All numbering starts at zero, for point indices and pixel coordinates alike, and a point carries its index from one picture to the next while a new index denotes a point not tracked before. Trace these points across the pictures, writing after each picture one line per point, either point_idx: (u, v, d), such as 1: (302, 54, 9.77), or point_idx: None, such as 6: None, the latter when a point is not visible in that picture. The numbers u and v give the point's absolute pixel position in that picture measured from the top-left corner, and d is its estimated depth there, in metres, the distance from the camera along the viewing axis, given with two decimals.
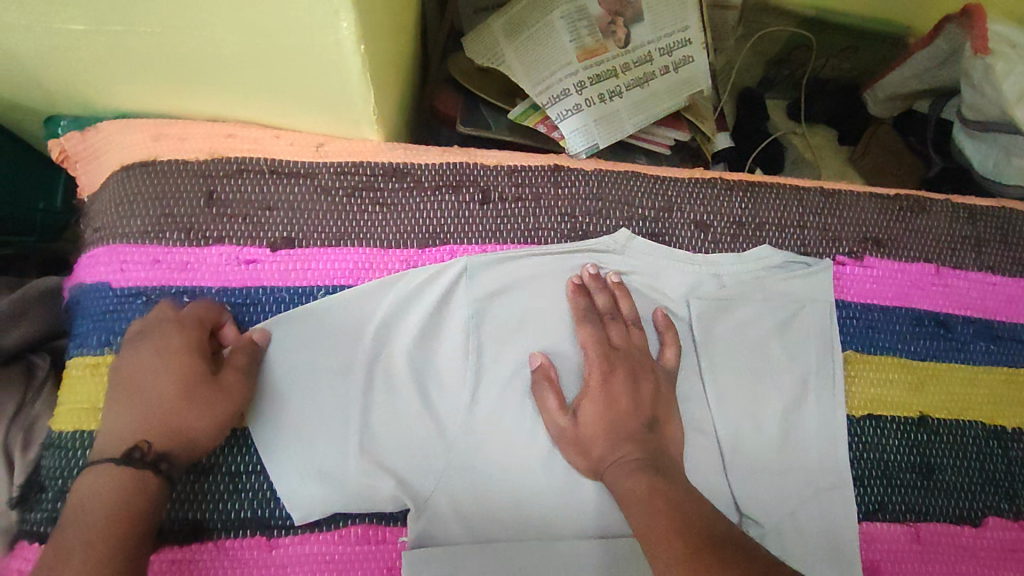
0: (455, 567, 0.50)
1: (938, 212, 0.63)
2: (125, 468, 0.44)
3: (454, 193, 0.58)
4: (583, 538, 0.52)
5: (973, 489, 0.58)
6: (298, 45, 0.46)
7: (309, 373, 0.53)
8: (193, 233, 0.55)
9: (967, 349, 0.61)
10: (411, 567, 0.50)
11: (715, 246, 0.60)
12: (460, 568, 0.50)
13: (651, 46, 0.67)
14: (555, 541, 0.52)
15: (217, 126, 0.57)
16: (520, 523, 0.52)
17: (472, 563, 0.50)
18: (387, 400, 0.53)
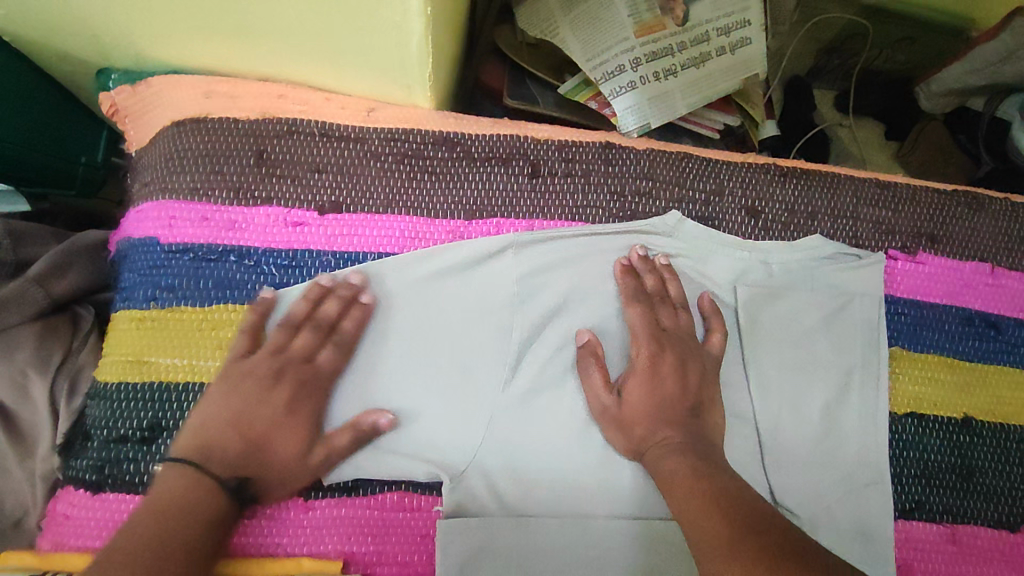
0: (488, 540, 0.50)
1: (996, 210, 0.61)
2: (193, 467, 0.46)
3: (504, 166, 0.57)
4: (617, 519, 0.52)
5: (1014, 494, 0.56)
6: (363, 9, 0.45)
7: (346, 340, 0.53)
8: (242, 192, 0.54)
9: (1015, 352, 0.60)
10: (445, 538, 0.49)
11: (765, 233, 0.59)
12: (494, 541, 0.50)
13: (708, 25, 0.65)
14: (589, 520, 0.52)
15: (269, 87, 0.57)
16: (553, 501, 0.52)
17: (505, 539, 0.50)
18: (421, 370, 0.53)
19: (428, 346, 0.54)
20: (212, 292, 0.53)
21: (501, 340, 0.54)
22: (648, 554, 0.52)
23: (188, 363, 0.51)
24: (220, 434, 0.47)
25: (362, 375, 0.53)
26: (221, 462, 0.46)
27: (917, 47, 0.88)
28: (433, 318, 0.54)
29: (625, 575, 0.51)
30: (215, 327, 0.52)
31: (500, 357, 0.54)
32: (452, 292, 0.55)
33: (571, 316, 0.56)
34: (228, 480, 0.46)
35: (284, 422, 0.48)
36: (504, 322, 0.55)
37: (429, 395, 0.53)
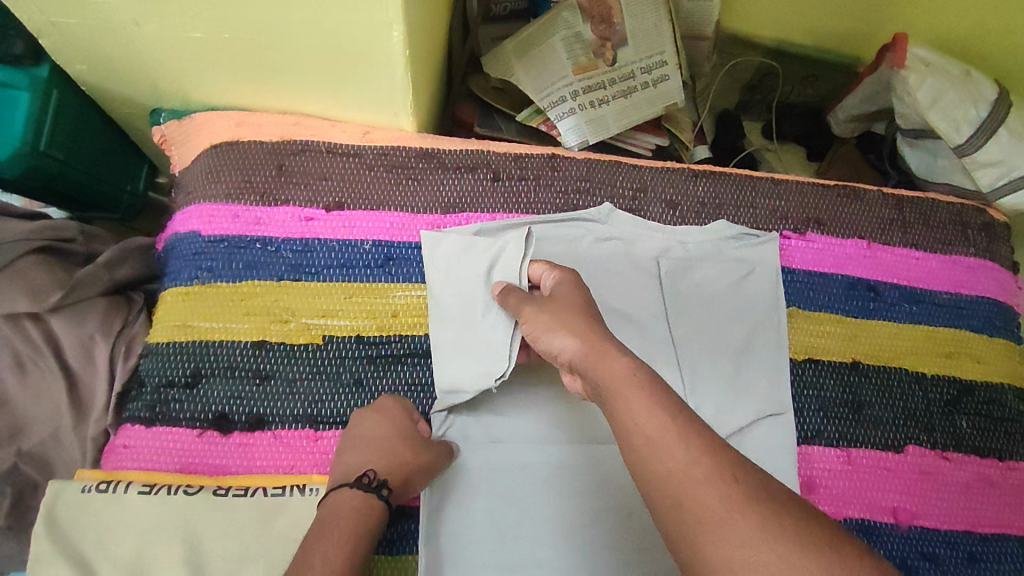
0: (467, 463, 0.63)
1: (871, 199, 0.76)
2: (358, 492, 0.55)
3: (472, 173, 0.72)
4: (566, 445, 0.64)
5: (897, 423, 0.68)
6: (358, 51, 0.62)
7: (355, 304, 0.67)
8: (266, 196, 0.70)
9: (893, 309, 0.72)
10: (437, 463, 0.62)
11: (682, 220, 0.74)
12: (470, 464, 0.63)
13: (633, 66, 0.82)
14: (549, 447, 0.64)
15: (289, 118, 0.74)
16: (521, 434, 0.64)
17: (477, 461, 0.63)
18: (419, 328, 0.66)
19: (411, 310, 0.67)
20: (242, 271, 0.67)
21: (473, 296, 0.67)
22: (595, 473, 0.64)
23: (222, 325, 0.65)
24: (384, 454, 0.58)
25: (360, 333, 0.66)
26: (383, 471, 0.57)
27: (821, 83, 1.06)
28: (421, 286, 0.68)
29: (578, 487, 0.63)
30: (244, 297, 0.66)
31: (473, 310, 0.66)
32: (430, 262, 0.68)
33: (508, 269, 0.65)
34: (379, 490, 0.56)
35: (403, 436, 0.60)
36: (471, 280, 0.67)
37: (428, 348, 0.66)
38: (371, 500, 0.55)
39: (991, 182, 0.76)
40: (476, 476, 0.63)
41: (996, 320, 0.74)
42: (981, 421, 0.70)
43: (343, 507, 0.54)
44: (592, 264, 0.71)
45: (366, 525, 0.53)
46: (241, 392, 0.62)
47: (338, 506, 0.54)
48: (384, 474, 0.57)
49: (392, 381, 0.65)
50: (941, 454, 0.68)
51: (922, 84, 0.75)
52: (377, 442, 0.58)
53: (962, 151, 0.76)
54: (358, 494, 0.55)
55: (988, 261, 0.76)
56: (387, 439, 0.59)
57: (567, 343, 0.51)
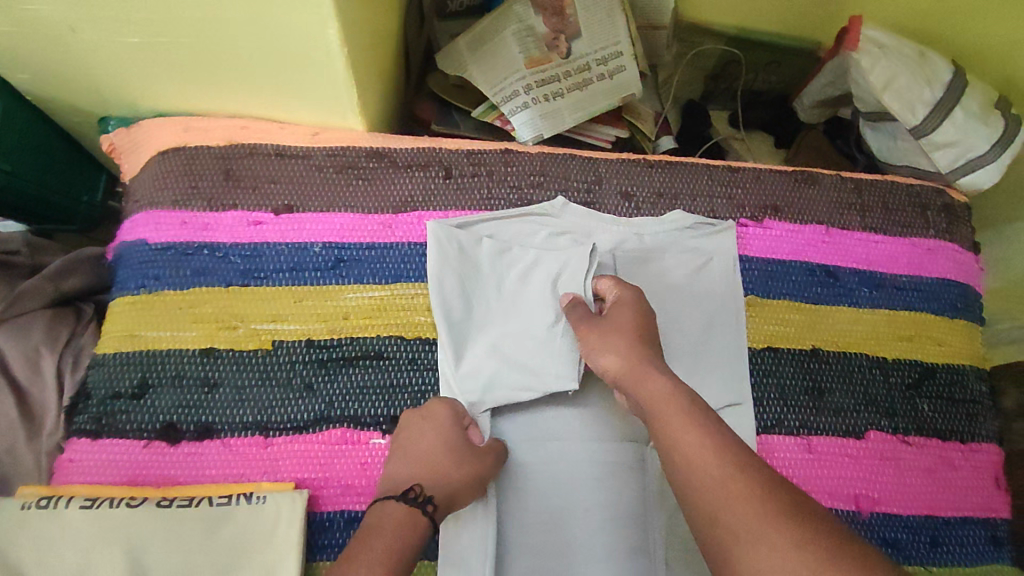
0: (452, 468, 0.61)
1: (829, 184, 0.75)
2: (405, 506, 0.54)
3: (424, 171, 0.72)
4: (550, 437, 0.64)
5: (859, 409, 0.68)
6: (297, 51, 0.61)
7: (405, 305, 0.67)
8: (213, 201, 0.69)
9: (853, 294, 0.72)
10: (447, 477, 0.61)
11: (638, 212, 0.73)
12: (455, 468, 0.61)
13: (588, 58, 0.81)
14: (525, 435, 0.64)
15: (236, 121, 0.73)
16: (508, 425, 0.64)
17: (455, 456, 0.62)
18: (474, 330, 0.66)
19: (363, 312, 0.66)
20: (190, 279, 0.66)
21: (530, 305, 0.67)
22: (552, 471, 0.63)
23: (170, 334, 0.64)
24: (427, 468, 0.57)
25: (310, 337, 0.65)
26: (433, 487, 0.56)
27: (784, 69, 1.05)
28: (473, 288, 0.68)
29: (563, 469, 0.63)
30: (191, 305, 0.65)
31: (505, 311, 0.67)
32: (480, 264, 0.69)
33: (572, 280, 0.67)
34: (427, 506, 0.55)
35: (450, 448, 0.58)
36: (530, 287, 0.68)
37: (480, 352, 0.65)
38: (418, 515, 0.54)
39: (949, 163, 0.76)
40: (505, 478, 0.62)
41: (957, 301, 0.73)
42: (943, 404, 0.69)
43: (389, 519, 0.53)
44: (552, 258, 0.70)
45: (410, 541, 0.53)
46: (189, 400, 0.62)
47: (381, 519, 0.53)
48: (432, 490, 0.56)
49: (344, 384, 0.64)
50: (903, 438, 0.67)
51: (874, 66, 0.75)
52: (423, 454, 0.58)
53: (919, 132, 0.75)
54: (406, 507, 0.54)
55: (949, 242, 0.75)
56: (437, 453, 0.58)
57: (611, 362, 0.58)
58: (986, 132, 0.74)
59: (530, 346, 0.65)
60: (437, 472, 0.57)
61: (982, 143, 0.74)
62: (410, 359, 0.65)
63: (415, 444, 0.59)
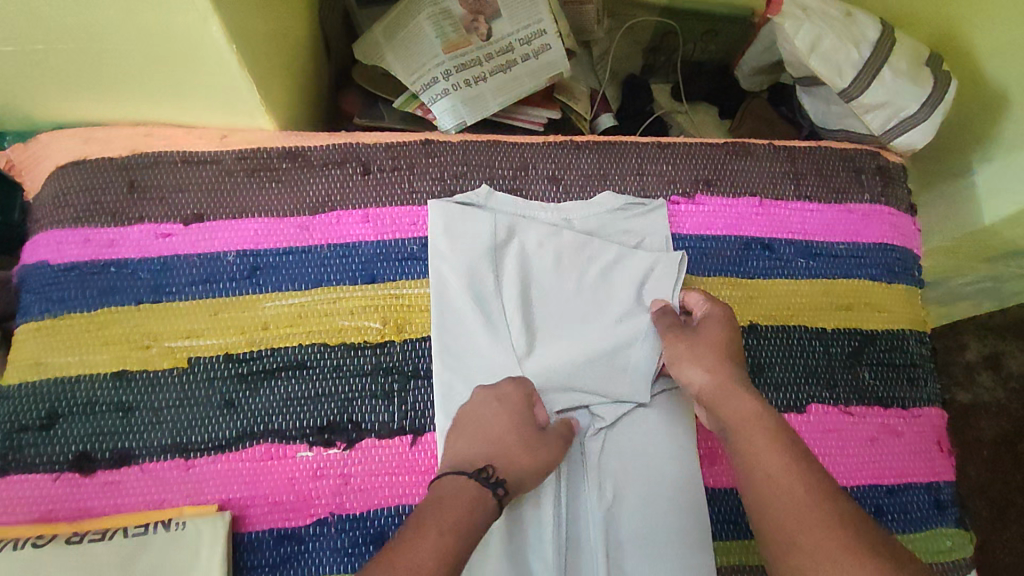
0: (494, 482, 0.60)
1: (760, 153, 0.74)
2: (474, 481, 0.53)
3: (341, 169, 0.69)
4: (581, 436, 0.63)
5: (799, 382, 0.67)
6: (190, 49, 0.57)
7: (477, 292, 0.65)
8: (118, 215, 0.65)
9: (790, 265, 0.70)
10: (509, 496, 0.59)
11: (566, 196, 0.71)
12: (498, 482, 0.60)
13: (511, 38, 0.78)
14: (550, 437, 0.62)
15: (139, 128, 0.68)
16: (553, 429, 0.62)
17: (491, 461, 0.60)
18: (548, 325, 0.65)
19: (282, 320, 0.64)
20: (96, 298, 0.63)
21: (611, 305, 0.66)
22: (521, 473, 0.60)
23: (77, 359, 0.61)
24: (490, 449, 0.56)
25: (228, 351, 0.62)
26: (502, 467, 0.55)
27: (721, 38, 1.03)
28: (545, 281, 0.67)
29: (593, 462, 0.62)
30: (99, 327, 0.62)
31: (543, 308, 0.66)
32: (550, 254, 0.67)
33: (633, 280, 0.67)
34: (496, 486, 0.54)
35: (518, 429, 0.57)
36: (610, 284, 0.67)
37: (537, 347, 0.64)
38: (487, 494, 0.53)
39: (881, 124, 0.74)
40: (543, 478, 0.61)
41: (894, 266, 0.72)
42: (884, 371, 0.68)
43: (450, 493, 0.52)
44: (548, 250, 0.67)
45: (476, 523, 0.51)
46: (102, 426, 0.59)
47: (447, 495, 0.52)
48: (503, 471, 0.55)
49: (267, 398, 0.61)
50: (844, 409, 0.66)
51: (798, 29, 0.72)
52: (491, 434, 0.57)
53: (848, 95, 0.73)
54: (481, 488, 0.53)
55: (884, 206, 0.74)
56: (505, 433, 0.57)
57: (698, 376, 0.57)
58: (915, 91, 0.72)
59: (612, 346, 0.64)
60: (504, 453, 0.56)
61: (911, 102, 0.72)
62: (335, 366, 0.63)
63: (477, 425, 0.58)
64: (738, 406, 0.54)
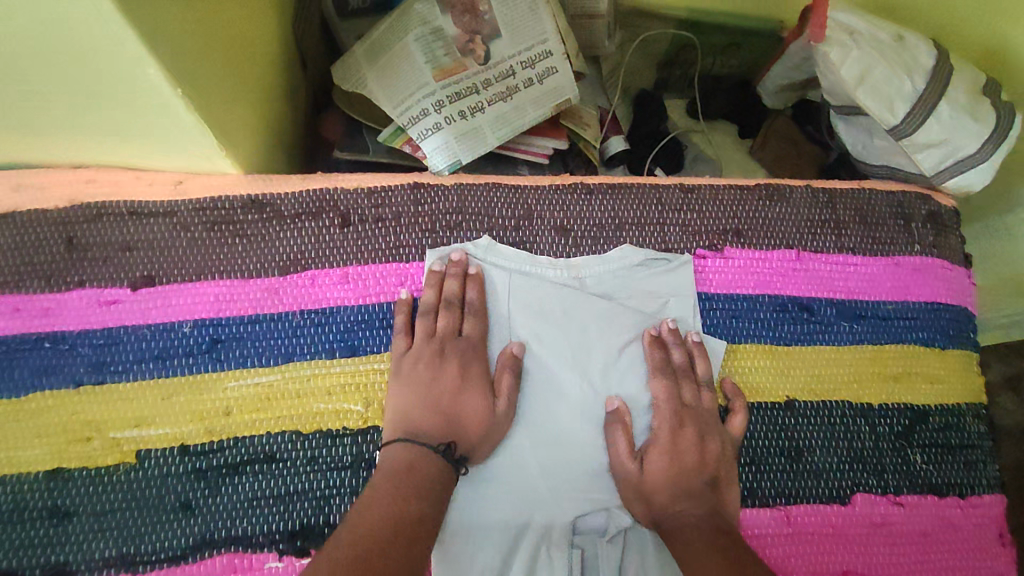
0: None
1: (798, 198, 0.64)
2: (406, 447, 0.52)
3: (316, 221, 0.59)
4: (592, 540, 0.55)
5: (842, 467, 0.59)
6: (123, 93, 0.47)
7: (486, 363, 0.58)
8: (54, 280, 0.56)
9: (831, 330, 0.62)
10: None
11: (577, 250, 0.61)
12: None
13: (511, 61, 0.68)
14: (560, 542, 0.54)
15: (77, 172, 0.58)
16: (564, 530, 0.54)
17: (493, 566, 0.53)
18: (561, 407, 0.57)
19: (247, 404, 0.55)
20: (29, 381, 0.54)
21: (630, 383, 0.58)
22: None
23: (6, 454, 0.52)
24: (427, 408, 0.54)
25: (184, 443, 0.53)
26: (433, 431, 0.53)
27: (743, 51, 0.93)
28: (556, 355, 0.58)
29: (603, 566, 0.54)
30: (32, 416, 0.53)
31: (555, 385, 0.57)
32: (570, 323, 0.59)
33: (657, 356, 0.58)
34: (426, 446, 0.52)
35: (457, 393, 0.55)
36: (635, 363, 0.59)
37: (547, 433, 0.56)
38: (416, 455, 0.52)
39: (934, 164, 0.65)
40: None
41: (947, 329, 0.64)
42: (937, 453, 0.60)
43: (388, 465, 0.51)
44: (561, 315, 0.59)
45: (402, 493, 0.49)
46: (35, 536, 0.50)
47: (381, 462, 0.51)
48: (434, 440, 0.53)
49: (230, 498, 0.52)
50: (894, 499, 0.59)
51: (845, 59, 0.63)
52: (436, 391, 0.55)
53: (899, 133, 0.64)
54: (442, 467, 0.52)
55: (937, 259, 0.65)
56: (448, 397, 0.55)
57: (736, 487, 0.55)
58: (974, 127, 0.63)
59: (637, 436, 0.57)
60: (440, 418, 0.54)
61: (971, 142, 0.63)
62: (309, 459, 0.54)
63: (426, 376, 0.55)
64: (699, 541, 0.50)
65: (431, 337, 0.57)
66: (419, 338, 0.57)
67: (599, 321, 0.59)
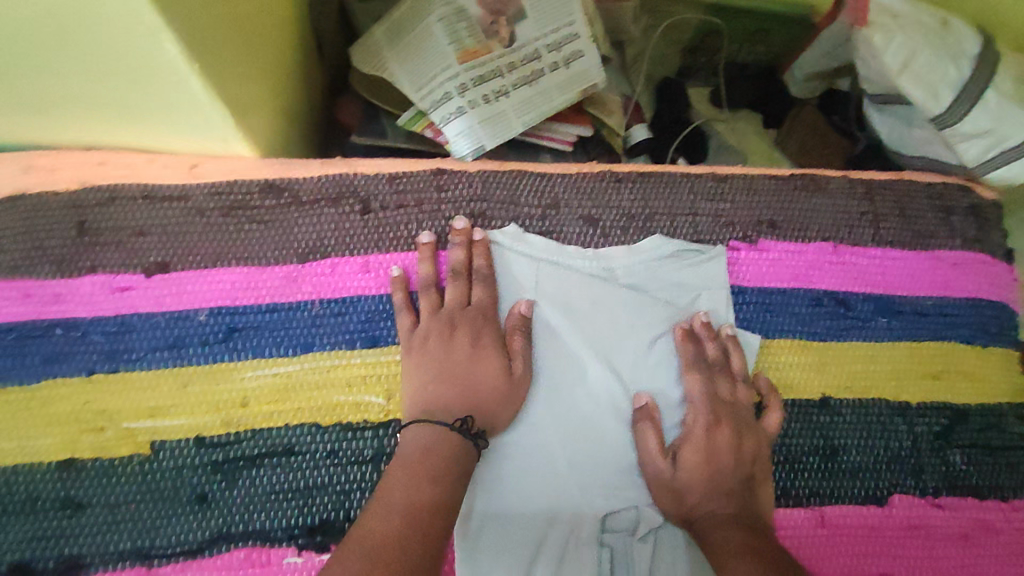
0: None
1: (834, 188, 0.62)
2: (427, 428, 0.49)
3: (335, 206, 0.57)
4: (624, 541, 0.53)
5: (879, 468, 0.56)
6: (138, 69, 0.45)
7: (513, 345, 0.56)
8: (65, 265, 0.54)
9: (869, 326, 0.59)
10: None
11: (605, 239, 0.59)
12: None
13: (537, 43, 0.66)
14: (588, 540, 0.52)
15: (90, 155, 0.56)
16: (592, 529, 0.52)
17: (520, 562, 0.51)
18: (588, 401, 0.55)
19: (264, 395, 0.53)
20: (39, 368, 0.52)
21: (659, 378, 0.56)
22: None
23: (15, 445, 0.50)
24: (440, 393, 0.51)
25: (199, 434, 0.52)
26: (450, 408, 0.51)
27: (770, 38, 0.90)
28: (583, 347, 0.56)
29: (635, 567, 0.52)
30: (43, 404, 0.51)
31: (582, 379, 0.55)
32: (597, 315, 0.56)
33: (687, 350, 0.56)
34: (455, 420, 0.50)
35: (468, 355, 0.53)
36: (665, 357, 0.57)
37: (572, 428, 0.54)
38: (448, 434, 0.49)
39: (978, 154, 0.62)
40: None
41: (988, 326, 0.61)
42: (977, 455, 0.58)
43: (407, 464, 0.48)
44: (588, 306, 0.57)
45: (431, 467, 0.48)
46: (46, 528, 0.49)
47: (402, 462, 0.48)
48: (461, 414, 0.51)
49: (246, 491, 0.51)
50: (932, 501, 0.56)
51: (889, 43, 0.59)
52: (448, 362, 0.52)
53: (942, 122, 0.61)
54: (460, 439, 0.49)
55: (979, 254, 0.63)
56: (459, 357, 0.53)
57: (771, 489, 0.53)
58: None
59: (666, 432, 0.55)
60: (463, 396, 0.51)
61: (1018, 131, 0.60)
62: (328, 452, 0.52)
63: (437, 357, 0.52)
64: (740, 544, 0.48)
65: (436, 311, 0.54)
66: (423, 314, 0.54)
67: (628, 313, 0.57)
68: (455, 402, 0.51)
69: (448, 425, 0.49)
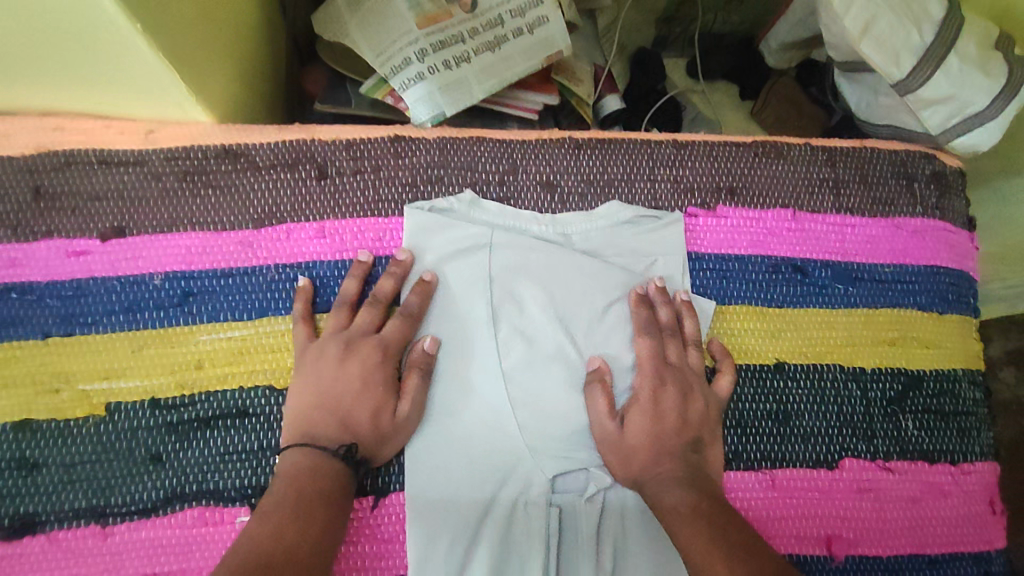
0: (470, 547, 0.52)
1: (796, 155, 0.61)
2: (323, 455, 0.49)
3: (291, 172, 0.57)
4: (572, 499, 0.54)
5: (831, 432, 0.57)
6: (77, 31, 0.44)
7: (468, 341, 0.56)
8: (20, 230, 0.54)
9: (826, 293, 0.59)
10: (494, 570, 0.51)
11: (563, 205, 0.59)
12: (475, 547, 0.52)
13: (500, 8, 0.65)
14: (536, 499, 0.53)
15: (46, 121, 0.56)
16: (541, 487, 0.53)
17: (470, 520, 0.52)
18: (539, 364, 0.55)
19: (220, 358, 0.53)
20: None
21: (612, 342, 0.57)
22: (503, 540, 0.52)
23: None
24: (321, 418, 0.51)
25: (155, 397, 0.52)
26: (328, 434, 0.50)
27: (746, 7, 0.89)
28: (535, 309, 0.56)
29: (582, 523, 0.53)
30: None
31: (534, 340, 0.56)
32: (551, 278, 0.57)
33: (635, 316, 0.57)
34: (336, 448, 0.50)
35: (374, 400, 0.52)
36: (619, 322, 0.57)
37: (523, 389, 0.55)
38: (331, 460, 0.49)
39: (941, 121, 0.62)
40: (523, 543, 0.52)
41: (946, 294, 0.61)
42: (930, 420, 0.58)
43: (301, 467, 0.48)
44: (541, 269, 0.57)
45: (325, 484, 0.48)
46: (5, 486, 0.50)
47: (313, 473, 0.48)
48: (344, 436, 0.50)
49: (200, 452, 0.51)
50: (883, 465, 0.57)
51: (849, 6, 0.59)
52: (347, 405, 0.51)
53: (905, 88, 0.61)
54: (340, 463, 0.49)
55: (939, 221, 0.62)
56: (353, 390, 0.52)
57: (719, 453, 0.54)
58: (984, 82, 0.59)
59: (618, 396, 0.56)
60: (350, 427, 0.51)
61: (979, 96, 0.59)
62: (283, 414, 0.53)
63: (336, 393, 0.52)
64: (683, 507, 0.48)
65: (342, 330, 0.54)
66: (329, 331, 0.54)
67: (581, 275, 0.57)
68: (352, 427, 0.51)
69: (326, 449, 0.49)
